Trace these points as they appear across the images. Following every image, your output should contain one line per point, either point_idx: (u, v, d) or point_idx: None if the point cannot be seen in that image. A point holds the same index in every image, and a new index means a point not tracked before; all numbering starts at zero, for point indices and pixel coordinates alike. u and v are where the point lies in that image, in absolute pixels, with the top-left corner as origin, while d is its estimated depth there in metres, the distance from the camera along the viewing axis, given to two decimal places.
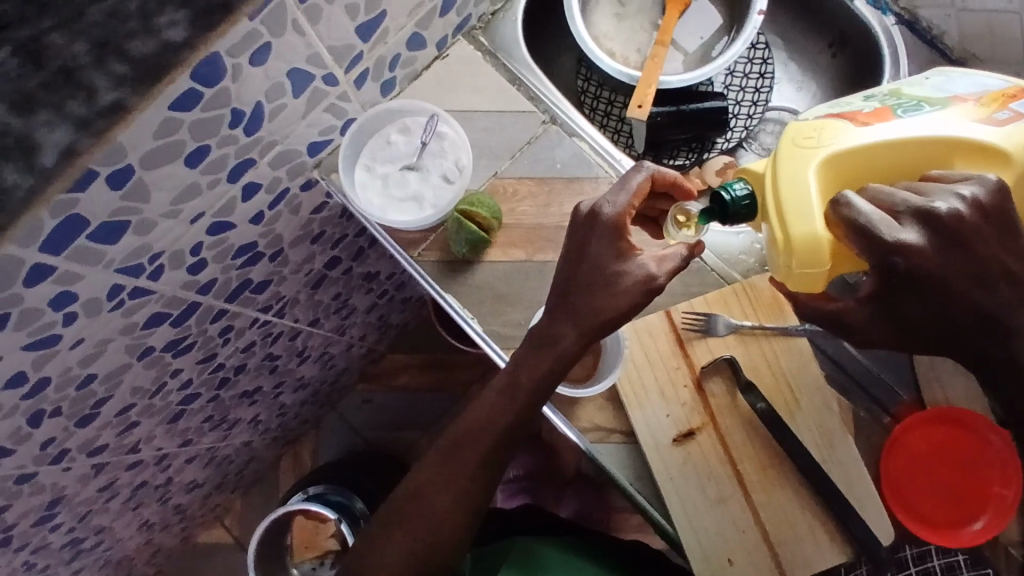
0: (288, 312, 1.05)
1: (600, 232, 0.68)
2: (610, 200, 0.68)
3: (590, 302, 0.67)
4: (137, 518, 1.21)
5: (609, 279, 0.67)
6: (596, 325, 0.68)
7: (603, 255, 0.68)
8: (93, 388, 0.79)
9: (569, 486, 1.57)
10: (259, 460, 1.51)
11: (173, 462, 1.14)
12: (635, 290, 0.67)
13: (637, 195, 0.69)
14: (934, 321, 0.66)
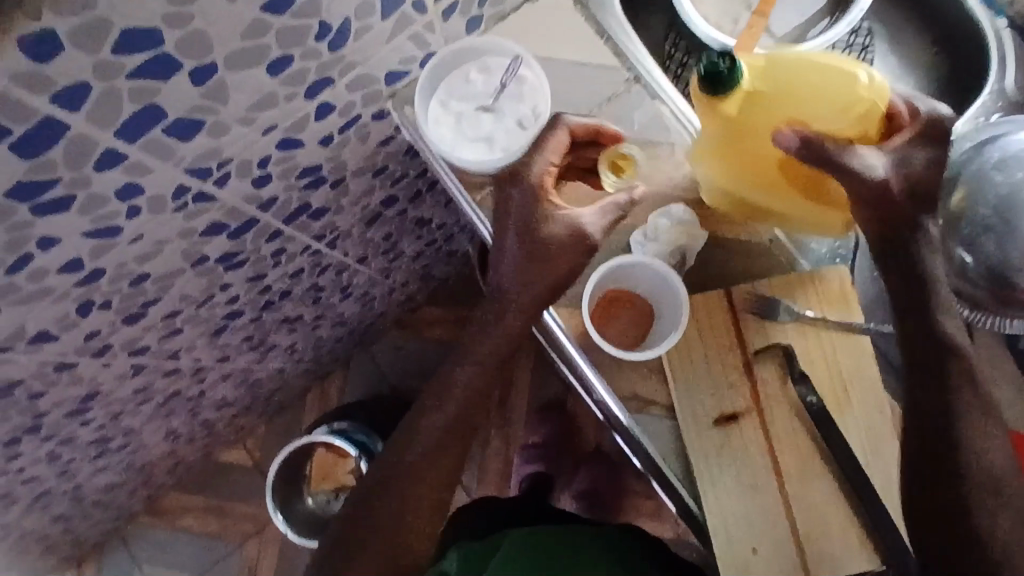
0: (340, 244, 1.05)
1: (518, 194, 0.75)
2: (521, 173, 0.74)
3: (530, 270, 0.74)
4: (165, 426, 1.23)
5: (539, 248, 0.74)
6: (538, 287, 0.75)
7: (529, 220, 0.74)
8: (145, 287, 0.80)
9: (585, 462, 1.59)
10: (287, 390, 1.53)
11: (209, 377, 1.16)
12: (571, 250, 0.73)
13: (547, 150, 0.74)
14: (931, 247, 0.67)
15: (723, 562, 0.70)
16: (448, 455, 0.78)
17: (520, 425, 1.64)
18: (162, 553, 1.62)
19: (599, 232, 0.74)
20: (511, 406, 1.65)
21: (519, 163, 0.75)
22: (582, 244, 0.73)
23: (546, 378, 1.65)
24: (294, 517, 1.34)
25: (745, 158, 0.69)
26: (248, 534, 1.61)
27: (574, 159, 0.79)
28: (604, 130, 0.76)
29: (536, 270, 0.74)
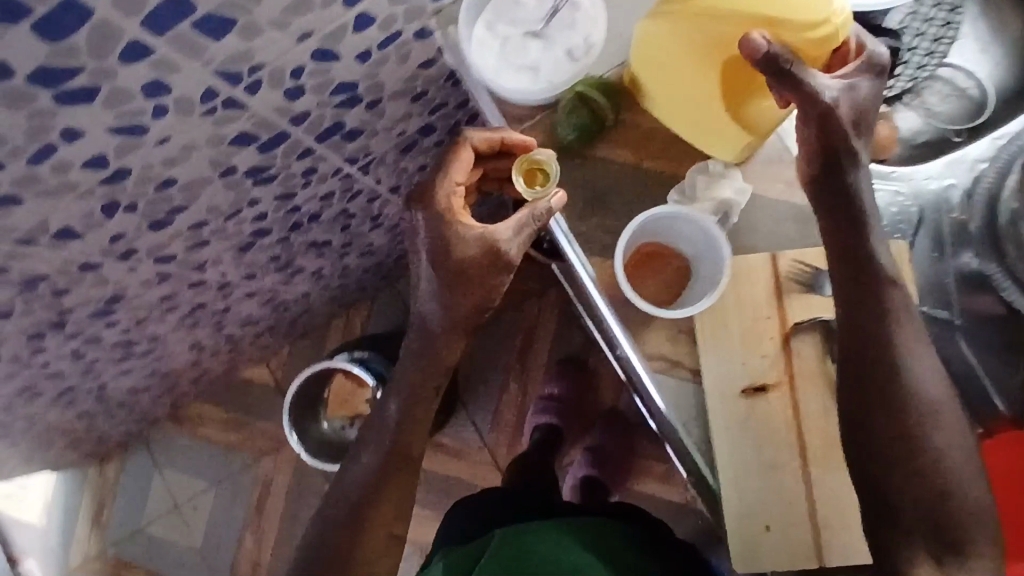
0: (373, 170, 1.02)
1: (424, 221, 0.77)
2: (424, 199, 0.77)
3: (450, 298, 0.78)
4: (190, 338, 1.24)
5: (458, 270, 0.76)
6: (461, 315, 0.79)
7: (439, 244, 0.76)
8: (171, 194, 0.78)
9: (598, 420, 1.58)
10: (313, 314, 1.54)
11: (235, 293, 1.16)
12: (488, 268, 0.76)
13: (446, 172, 0.76)
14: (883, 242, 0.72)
15: (736, 534, 0.72)
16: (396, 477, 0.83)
17: (540, 375, 1.63)
18: (183, 458, 1.68)
19: (509, 243, 0.75)
20: (533, 354, 1.63)
21: (422, 189, 0.77)
22: (492, 254, 0.75)
23: (570, 331, 1.63)
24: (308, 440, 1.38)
25: (699, 41, 0.68)
26: (266, 450, 1.65)
27: (488, 167, 0.79)
28: (507, 141, 0.76)
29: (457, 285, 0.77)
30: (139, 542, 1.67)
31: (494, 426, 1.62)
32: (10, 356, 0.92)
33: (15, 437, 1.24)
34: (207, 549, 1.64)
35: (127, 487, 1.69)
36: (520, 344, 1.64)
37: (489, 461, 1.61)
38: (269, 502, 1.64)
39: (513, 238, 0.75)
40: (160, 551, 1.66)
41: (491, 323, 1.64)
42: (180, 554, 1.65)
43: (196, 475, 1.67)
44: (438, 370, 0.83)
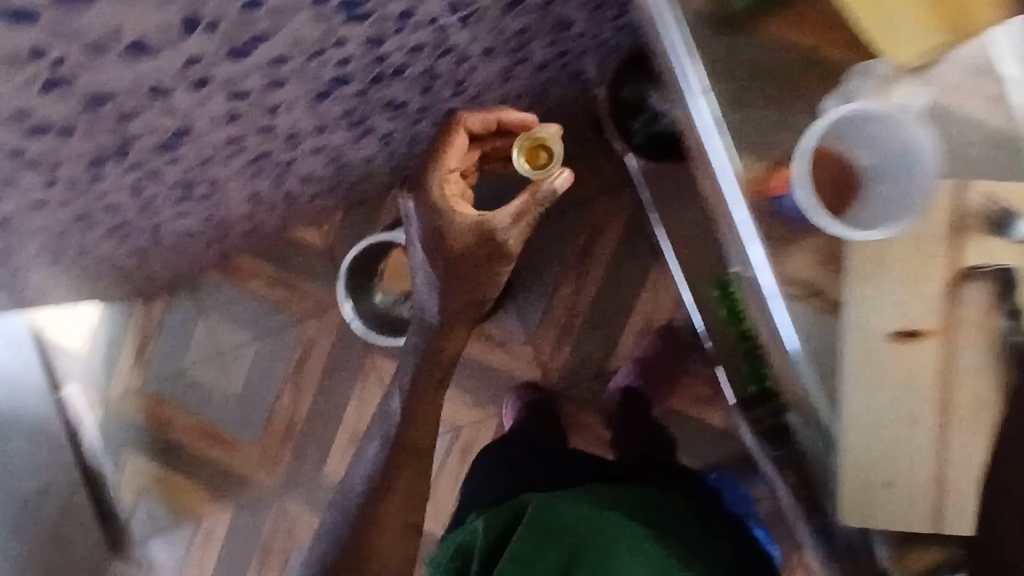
0: (471, 25, 0.90)
1: (426, 213, 0.93)
2: (422, 192, 0.93)
3: (446, 279, 0.95)
4: (249, 188, 1.18)
5: (458, 254, 0.93)
6: (458, 298, 0.98)
7: (436, 230, 0.93)
8: (258, 16, 0.68)
9: (651, 331, 1.52)
10: (371, 182, 1.46)
11: (302, 145, 1.08)
12: (482, 249, 0.92)
13: (440, 164, 0.92)
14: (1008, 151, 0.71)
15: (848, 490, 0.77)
16: (431, 413, 1.08)
17: (598, 279, 1.54)
18: (227, 309, 1.67)
19: (500, 224, 0.90)
20: (595, 256, 1.53)
21: (418, 179, 0.94)
22: (488, 233, 0.91)
23: (638, 239, 1.52)
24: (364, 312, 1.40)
25: None
26: (310, 313, 1.63)
27: (487, 145, 0.99)
28: (502, 119, 0.95)
29: (461, 260, 0.94)
30: (180, 383, 1.70)
31: (542, 323, 1.56)
32: (70, 179, 0.86)
33: (66, 265, 1.21)
34: (245, 399, 1.67)
35: (171, 329, 1.70)
36: (583, 244, 1.53)
37: (532, 357, 1.57)
38: (309, 363, 1.64)
39: (505, 226, 0.91)
40: (199, 394, 1.69)
41: (554, 218, 1.53)
42: (219, 400, 1.68)
43: (238, 328, 1.66)
44: (447, 333, 1.02)
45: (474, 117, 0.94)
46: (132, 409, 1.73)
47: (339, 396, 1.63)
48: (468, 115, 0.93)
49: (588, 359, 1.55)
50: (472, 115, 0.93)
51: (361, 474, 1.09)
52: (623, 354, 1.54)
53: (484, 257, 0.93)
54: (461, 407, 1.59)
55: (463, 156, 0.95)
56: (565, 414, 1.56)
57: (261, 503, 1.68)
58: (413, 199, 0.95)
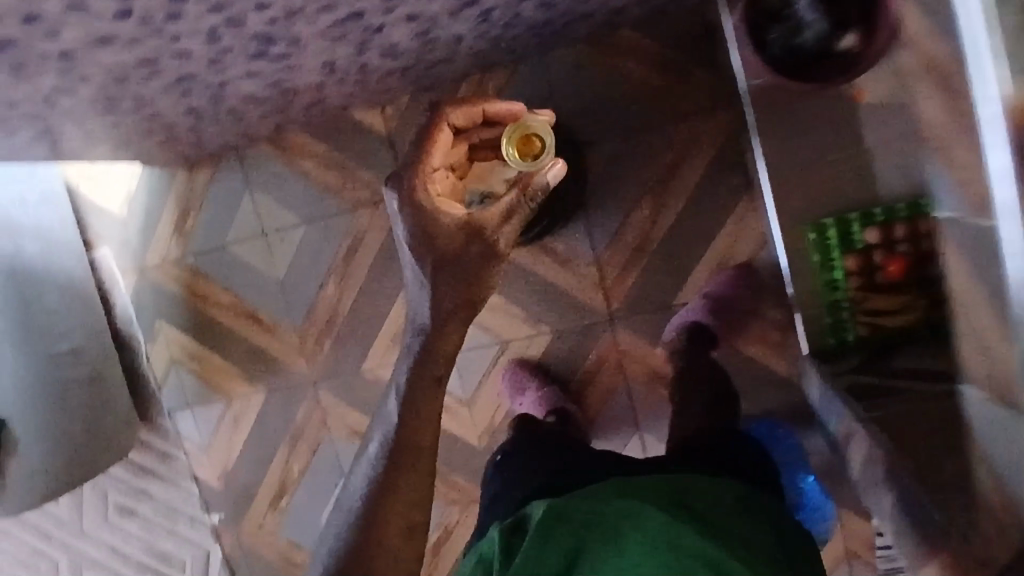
0: None
1: (410, 215, 0.84)
2: (403, 188, 0.85)
3: (436, 281, 0.83)
4: (327, 55, 1.05)
5: (449, 254, 0.83)
6: (446, 305, 0.82)
7: (427, 228, 0.83)
8: None
9: (726, 268, 1.41)
10: (450, 66, 1.31)
11: (397, 11, 0.94)
12: (469, 247, 0.83)
13: (423, 162, 0.85)
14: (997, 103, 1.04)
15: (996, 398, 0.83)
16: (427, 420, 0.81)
17: (679, 206, 1.41)
18: (276, 188, 1.56)
19: (482, 217, 0.83)
20: (680, 180, 1.40)
21: (399, 173, 0.87)
22: (473, 227, 0.83)
23: (731, 167, 1.38)
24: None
25: None
26: (363, 202, 1.53)
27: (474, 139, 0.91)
28: (489, 112, 0.88)
29: (447, 264, 0.83)
30: (220, 258, 1.62)
31: (610, 244, 1.45)
32: (144, 15, 0.73)
33: (116, 117, 1.10)
34: (287, 284, 1.60)
35: (215, 201, 1.60)
36: (669, 166, 1.40)
37: (594, 279, 1.46)
38: (358, 255, 1.55)
39: (494, 225, 0.84)
40: (240, 273, 1.62)
41: (642, 132, 1.40)
42: (260, 281, 1.61)
43: (286, 209, 1.57)
44: (439, 347, 0.82)
45: (457, 110, 0.87)
46: (169, 278, 1.67)
47: (386, 294, 1.56)
48: (452, 107, 0.87)
49: (655, 288, 1.45)
50: (455, 108, 0.87)
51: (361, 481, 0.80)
52: (693, 288, 1.44)
53: (468, 261, 0.83)
54: (513, 320, 1.52)
55: (450, 153, 0.88)
56: (596, 370, 1.50)
57: (295, 389, 1.65)
58: (394, 194, 0.86)
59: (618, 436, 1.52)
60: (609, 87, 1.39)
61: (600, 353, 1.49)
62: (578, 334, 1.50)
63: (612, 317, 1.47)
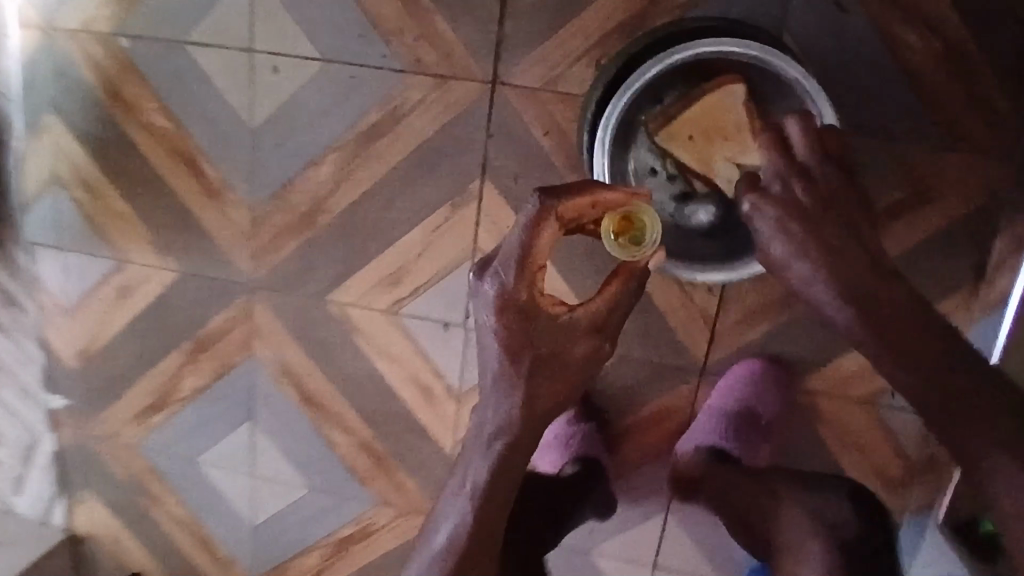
0: None
1: (511, 318, 0.63)
2: (510, 291, 0.62)
3: (530, 384, 0.65)
4: None
5: (547, 355, 0.64)
6: (542, 399, 0.66)
7: (527, 336, 0.63)
8: None
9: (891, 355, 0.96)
10: None
11: None
12: (584, 334, 0.65)
13: (534, 261, 0.62)
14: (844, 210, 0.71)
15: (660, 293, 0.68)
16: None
17: None
18: None
19: (598, 319, 0.66)
20: (892, 232, 0.91)
21: (500, 266, 0.63)
22: (592, 333, 0.65)
23: (970, 246, 0.90)
24: (690, 245, 0.88)
25: None
26: (421, 69, 0.96)
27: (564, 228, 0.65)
28: (601, 201, 0.65)
29: (559, 365, 0.65)
30: (169, 60, 1.02)
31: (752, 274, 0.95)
32: None
33: None
34: (260, 140, 1.03)
35: None
36: (888, 206, 0.90)
37: (706, 312, 0.98)
38: (381, 142, 1.00)
39: (604, 326, 0.66)
40: (192, 94, 1.03)
41: (876, 144, 0.88)
42: (220, 119, 1.03)
43: (298, 28, 0.98)
44: (520, 437, 0.67)
45: (569, 204, 0.63)
46: (81, 59, 1.05)
47: (402, 213, 1.03)
48: (562, 202, 0.63)
49: (780, 355, 0.98)
50: (571, 200, 0.63)
51: (439, 533, 0.69)
52: (831, 379, 0.98)
53: (582, 370, 0.66)
54: None
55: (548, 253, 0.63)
56: (637, 421, 1.04)
57: (222, 287, 1.11)
58: (498, 292, 0.62)
59: (641, 503, 1.08)
60: (870, 54, 0.86)
61: (669, 402, 1.03)
62: (650, 374, 1.02)
63: (704, 366, 1.00)
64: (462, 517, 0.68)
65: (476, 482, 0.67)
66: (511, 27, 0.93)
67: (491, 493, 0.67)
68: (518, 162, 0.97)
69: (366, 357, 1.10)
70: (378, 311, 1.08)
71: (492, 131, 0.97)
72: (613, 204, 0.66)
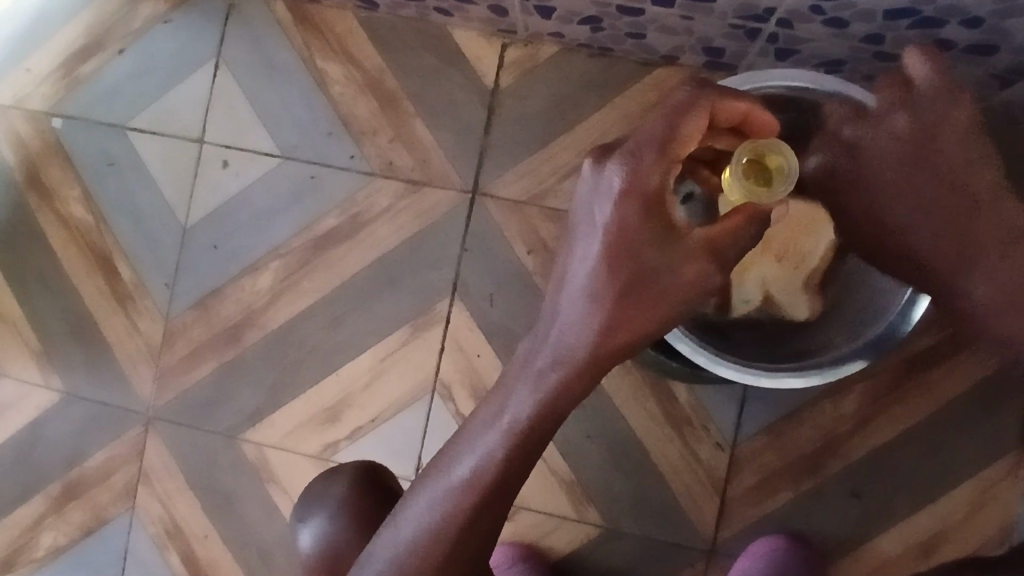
0: None
1: (629, 211, 0.47)
2: (639, 174, 0.46)
3: (614, 306, 0.49)
4: None
5: (646, 273, 0.48)
6: (626, 329, 0.49)
7: (635, 241, 0.48)
8: None
9: (931, 513, 0.78)
10: (684, 18, 0.70)
11: None
12: (683, 255, 0.48)
13: (678, 148, 0.46)
14: (935, 146, 0.61)
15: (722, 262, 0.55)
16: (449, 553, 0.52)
17: (903, 425, 0.78)
18: (258, 79, 0.87)
19: (704, 245, 0.48)
20: (926, 383, 0.78)
21: (632, 137, 0.48)
22: (700, 256, 0.48)
23: (1014, 404, 0.77)
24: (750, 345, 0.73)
25: None
26: (393, 173, 0.86)
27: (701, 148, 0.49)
28: (756, 119, 0.48)
29: (653, 289, 0.48)
30: (104, 144, 0.89)
31: (770, 430, 0.80)
32: None
33: None
34: (193, 240, 0.88)
35: (145, 51, 0.89)
36: (918, 352, 0.78)
37: (715, 476, 0.80)
38: (337, 250, 0.86)
39: (713, 259, 0.48)
40: (124, 185, 0.89)
41: None
42: (148, 213, 0.89)
43: (258, 119, 0.87)
44: (575, 385, 0.50)
45: (723, 104, 0.47)
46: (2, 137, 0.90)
47: (351, 334, 0.86)
48: (722, 95, 0.47)
49: (805, 535, 0.79)
50: (731, 99, 0.47)
51: (418, 514, 0.53)
52: (864, 570, 0.79)
53: (667, 313, 0.49)
54: (545, 478, 0.82)
55: (685, 143, 0.46)
56: None
57: (112, 415, 0.88)
58: (624, 177, 0.47)
59: None
60: None
61: None
62: (646, 554, 0.80)
63: (713, 546, 0.80)
64: (452, 495, 0.52)
65: (485, 453, 0.52)
66: (497, 136, 0.84)
67: (497, 479, 0.52)
68: (496, 280, 0.84)
69: (281, 516, 0.86)
70: (305, 457, 0.86)
71: (467, 245, 0.84)
72: (763, 134, 0.49)
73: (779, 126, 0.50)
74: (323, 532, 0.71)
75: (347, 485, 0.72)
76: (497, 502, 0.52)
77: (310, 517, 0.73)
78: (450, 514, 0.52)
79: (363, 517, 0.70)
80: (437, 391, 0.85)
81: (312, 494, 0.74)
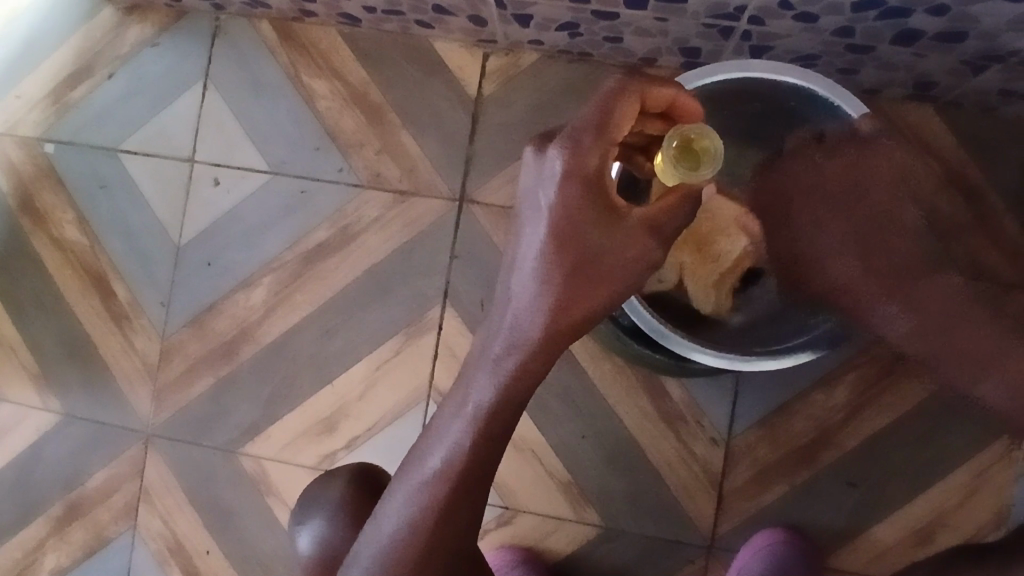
0: None
1: (571, 193, 0.49)
2: (580, 158, 0.48)
3: (564, 287, 0.50)
4: None
5: (591, 253, 0.50)
6: (578, 311, 0.50)
7: (578, 222, 0.49)
8: None
9: (927, 501, 0.78)
10: (658, 19, 0.71)
11: None
12: (623, 234, 0.50)
13: (614, 132, 0.48)
14: (869, 188, 0.67)
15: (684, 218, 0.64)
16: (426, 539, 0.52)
17: (895, 413, 0.79)
18: (246, 98, 0.89)
19: (642, 224, 0.50)
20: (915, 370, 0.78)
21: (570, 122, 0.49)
22: (639, 234, 0.50)
23: None
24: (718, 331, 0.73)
25: None
26: (380, 184, 0.87)
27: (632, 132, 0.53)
28: (680, 105, 0.52)
29: (598, 269, 0.50)
30: (94, 167, 0.91)
31: (762, 424, 0.80)
32: None
33: None
34: (185, 256, 0.89)
35: (133, 75, 0.91)
36: None
37: (709, 471, 0.81)
38: (327, 263, 0.87)
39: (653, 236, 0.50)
40: (116, 206, 0.91)
41: None
42: (140, 232, 0.90)
43: (246, 137, 0.89)
44: (534, 369, 0.52)
45: (652, 91, 0.50)
46: None
47: (345, 344, 0.87)
48: (649, 82, 0.49)
49: (801, 527, 0.79)
50: (658, 86, 0.50)
51: (398, 507, 0.53)
52: (863, 559, 0.79)
53: (615, 291, 0.51)
54: (541, 479, 0.82)
55: (620, 126, 0.48)
56: None
57: (111, 434, 0.89)
58: (565, 160, 0.48)
59: None
60: None
61: None
62: (645, 552, 0.81)
63: (711, 541, 0.80)
64: (429, 488, 0.53)
65: (457, 443, 0.52)
66: (482, 143, 0.86)
67: (472, 467, 0.52)
68: (486, 286, 0.85)
69: (281, 527, 0.87)
70: (302, 468, 0.87)
71: (456, 252, 0.85)
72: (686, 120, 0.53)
73: (702, 110, 0.53)
74: (319, 537, 0.72)
75: (345, 479, 0.73)
76: (475, 490, 0.53)
77: (307, 521, 0.73)
78: (428, 505, 0.53)
79: (362, 516, 0.71)
80: (431, 398, 0.85)
81: (308, 497, 0.75)
